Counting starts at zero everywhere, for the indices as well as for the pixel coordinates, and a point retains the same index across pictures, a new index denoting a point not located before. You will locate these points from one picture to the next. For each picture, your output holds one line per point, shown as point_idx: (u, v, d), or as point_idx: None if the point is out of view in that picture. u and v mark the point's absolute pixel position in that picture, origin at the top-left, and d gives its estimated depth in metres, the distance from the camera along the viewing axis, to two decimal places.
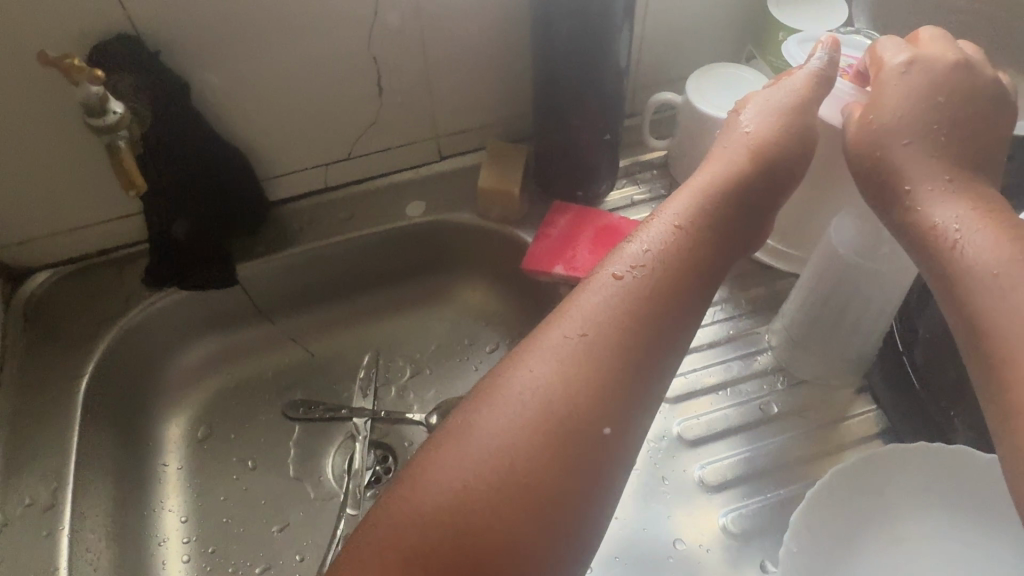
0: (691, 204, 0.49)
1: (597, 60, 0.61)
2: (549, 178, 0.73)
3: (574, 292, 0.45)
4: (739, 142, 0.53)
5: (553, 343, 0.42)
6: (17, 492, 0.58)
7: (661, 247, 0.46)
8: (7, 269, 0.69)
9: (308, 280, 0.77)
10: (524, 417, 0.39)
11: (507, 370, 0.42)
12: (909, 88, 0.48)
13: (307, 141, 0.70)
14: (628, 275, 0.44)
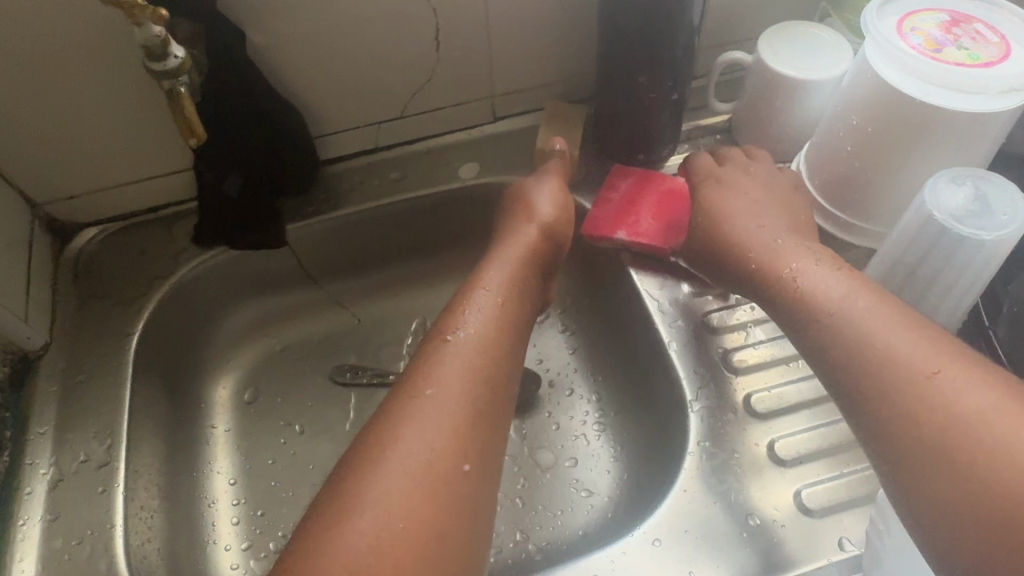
0: (501, 282, 0.58)
1: (671, 13, 0.58)
2: (608, 141, 0.70)
3: (416, 367, 0.50)
4: (521, 234, 0.63)
5: (443, 379, 0.49)
6: (72, 448, 0.57)
7: (473, 329, 0.53)
8: (56, 224, 0.68)
9: (358, 243, 0.75)
10: (441, 434, 0.45)
11: (397, 420, 0.46)
12: (748, 229, 0.58)
13: (362, 98, 0.67)
14: (457, 338, 0.52)
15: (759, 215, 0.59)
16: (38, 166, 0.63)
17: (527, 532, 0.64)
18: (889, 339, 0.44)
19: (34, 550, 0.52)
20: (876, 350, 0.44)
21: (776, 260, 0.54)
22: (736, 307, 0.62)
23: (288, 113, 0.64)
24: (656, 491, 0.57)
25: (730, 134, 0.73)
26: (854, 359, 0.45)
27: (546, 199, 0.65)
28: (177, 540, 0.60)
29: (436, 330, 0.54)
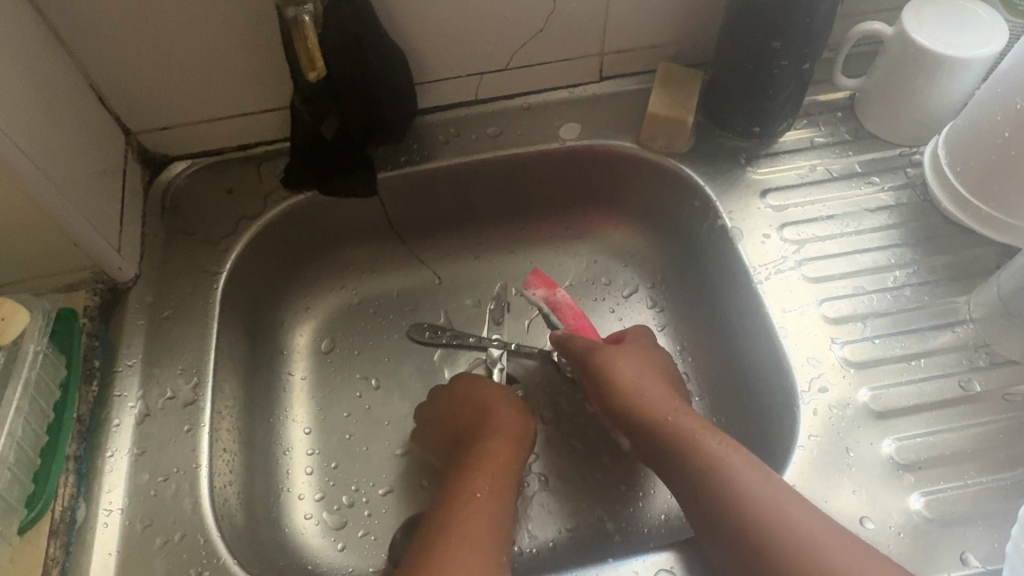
0: (498, 444, 0.56)
1: None
2: (721, 112, 0.66)
3: (454, 508, 0.50)
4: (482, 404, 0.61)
5: (477, 512, 0.49)
6: (159, 384, 0.56)
7: (495, 466, 0.54)
8: (148, 155, 0.67)
9: (446, 198, 0.72)
10: (484, 558, 0.46)
11: (440, 545, 0.46)
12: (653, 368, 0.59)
13: (469, 46, 0.64)
14: (497, 477, 0.53)
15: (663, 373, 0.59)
16: (137, 94, 0.61)
17: (607, 512, 0.62)
18: (784, 503, 0.45)
19: (120, 483, 0.51)
20: (769, 518, 0.44)
21: (667, 420, 0.53)
22: (852, 298, 0.58)
23: (394, 57, 0.61)
24: None
25: (851, 113, 0.68)
26: (735, 522, 0.45)
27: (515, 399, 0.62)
28: (254, 487, 0.59)
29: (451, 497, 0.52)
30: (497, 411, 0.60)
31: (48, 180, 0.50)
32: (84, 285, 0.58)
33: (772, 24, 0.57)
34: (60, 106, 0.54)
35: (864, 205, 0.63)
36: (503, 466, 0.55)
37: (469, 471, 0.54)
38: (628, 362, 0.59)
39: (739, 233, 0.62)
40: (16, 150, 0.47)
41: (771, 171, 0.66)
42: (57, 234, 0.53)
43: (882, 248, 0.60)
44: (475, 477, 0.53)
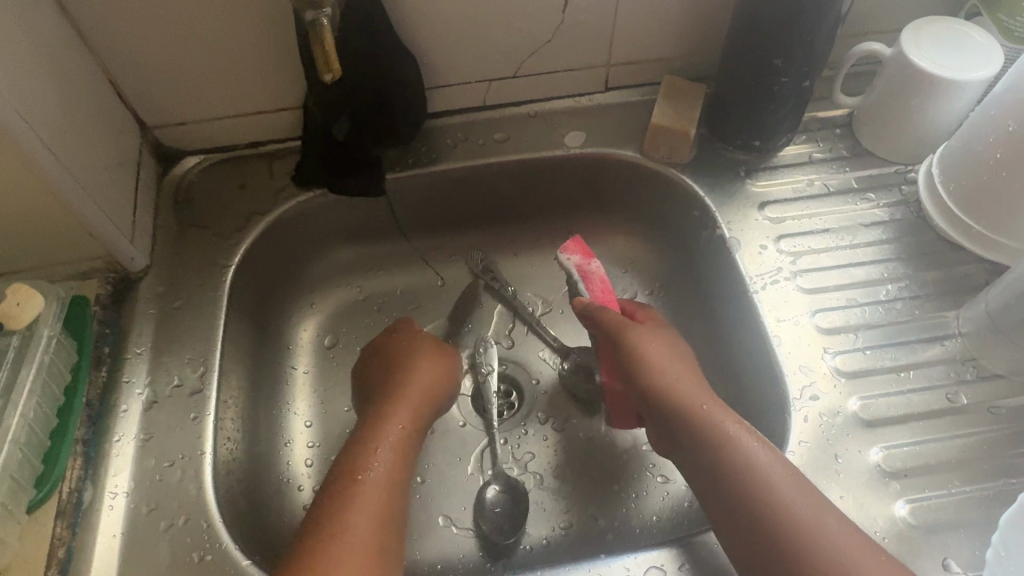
0: (399, 393, 0.58)
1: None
2: (723, 125, 0.68)
3: (359, 460, 0.51)
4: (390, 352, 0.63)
5: (369, 480, 0.50)
6: (167, 372, 0.57)
7: (393, 415, 0.56)
8: (162, 149, 0.68)
9: (452, 201, 0.73)
10: (378, 505, 0.48)
11: (337, 496, 0.48)
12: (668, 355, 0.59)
13: (480, 54, 0.66)
14: (399, 426, 0.55)
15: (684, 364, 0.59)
16: (154, 90, 0.63)
17: (600, 512, 0.64)
18: (815, 515, 0.45)
19: (127, 467, 0.53)
20: (803, 525, 0.44)
21: (702, 414, 0.52)
22: (845, 309, 0.59)
23: (407, 61, 0.63)
24: None
25: (850, 130, 0.70)
26: (761, 514, 0.46)
27: (427, 366, 0.61)
28: (255, 476, 0.60)
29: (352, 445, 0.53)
30: (407, 381, 0.60)
31: (67, 170, 0.52)
32: (97, 273, 0.60)
33: (774, 42, 0.59)
34: (79, 99, 0.55)
35: (860, 220, 0.65)
36: (397, 435, 0.54)
37: (373, 420, 0.55)
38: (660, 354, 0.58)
39: (737, 243, 0.64)
40: (38, 140, 0.49)
41: (770, 184, 0.67)
42: (73, 223, 0.54)
43: (876, 262, 0.62)
44: (366, 446, 0.53)
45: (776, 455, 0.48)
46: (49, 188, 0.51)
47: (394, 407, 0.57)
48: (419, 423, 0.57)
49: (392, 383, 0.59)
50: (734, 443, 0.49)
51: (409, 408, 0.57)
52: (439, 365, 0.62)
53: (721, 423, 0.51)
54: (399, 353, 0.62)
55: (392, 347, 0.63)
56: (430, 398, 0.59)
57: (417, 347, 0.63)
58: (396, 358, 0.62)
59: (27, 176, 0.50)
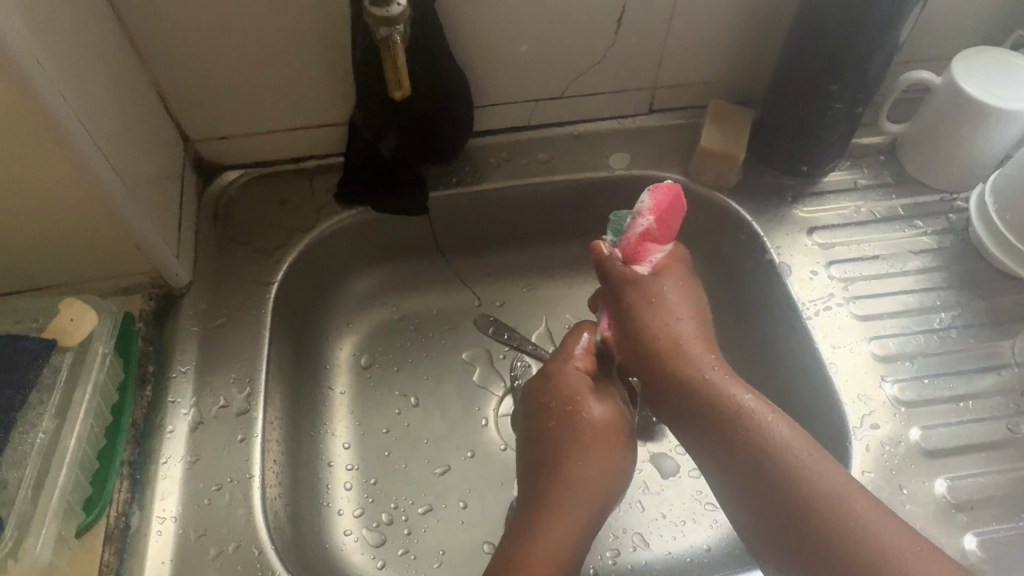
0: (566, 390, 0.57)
1: (880, 29, 0.55)
2: (769, 149, 0.67)
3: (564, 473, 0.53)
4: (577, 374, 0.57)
5: (573, 485, 0.52)
6: (213, 392, 0.56)
7: (566, 415, 0.55)
8: (202, 163, 0.67)
9: (492, 220, 0.72)
10: (575, 514, 0.51)
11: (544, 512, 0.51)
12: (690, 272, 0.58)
13: (529, 74, 0.65)
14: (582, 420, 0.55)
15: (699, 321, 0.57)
16: (200, 104, 0.62)
17: (647, 541, 0.62)
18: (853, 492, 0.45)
19: (174, 491, 0.51)
20: (841, 506, 0.44)
21: (707, 386, 0.52)
22: (899, 337, 0.59)
23: (458, 80, 0.62)
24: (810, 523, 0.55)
25: (894, 157, 0.70)
26: (783, 484, 0.46)
27: (599, 412, 0.56)
28: (298, 500, 0.58)
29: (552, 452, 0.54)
30: (565, 440, 0.54)
31: (121, 183, 0.50)
32: (140, 290, 0.58)
33: (831, 68, 0.58)
34: (131, 111, 0.54)
35: (908, 247, 0.65)
36: (580, 511, 0.51)
37: (559, 426, 0.55)
38: (682, 305, 0.57)
39: (787, 269, 0.63)
40: (97, 152, 0.47)
41: (817, 210, 0.67)
42: (123, 238, 0.53)
43: (927, 290, 0.62)
44: (548, 518, 0.50)
45: (794, 429, 0.49)
46: (102, 202, 0.50)
47: (572, 457, 0.53)
48: (613, 487, 0.54)
49: (574, 437, 0.54)
50: (723, 394, 0.51)
51: (584, 464, 0.53)
52: (609, 418, 0.56)
53: (709, 378, 0.52)
54: (579, 386, 0.57)
55: (568, 378, 0.57)
56: (608, 445, 0.54)
57: (587, 406, 0.56)
58: (568, 417, 0.55)
59: (82, 189, 0.48)
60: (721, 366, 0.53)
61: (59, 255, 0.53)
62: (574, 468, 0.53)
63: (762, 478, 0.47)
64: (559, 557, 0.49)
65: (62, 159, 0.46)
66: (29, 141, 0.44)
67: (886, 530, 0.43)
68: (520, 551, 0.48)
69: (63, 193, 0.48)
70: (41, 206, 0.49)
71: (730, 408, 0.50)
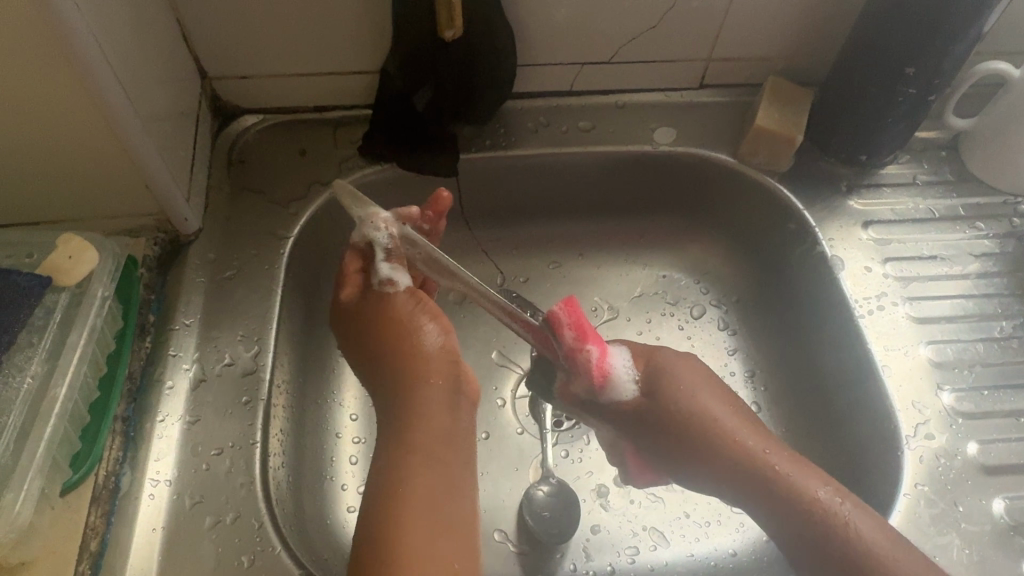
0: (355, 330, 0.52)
1: (968, 14, 0.50)
2: (828, 134, 0.63)
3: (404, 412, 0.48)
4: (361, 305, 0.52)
5: (417, 425, 0.47)
6: (217, 348, 0.51)
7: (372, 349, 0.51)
8: (220, 103, 0.62)
9: (524, 189, 0.67)
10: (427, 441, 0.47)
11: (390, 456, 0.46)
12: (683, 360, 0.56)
13: (578, 34, 0.60)
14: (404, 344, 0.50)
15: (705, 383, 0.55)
16: (222, 38, 0.57)
17: (668, 539, 0.58)
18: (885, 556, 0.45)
19: (169, 451, 0.47)
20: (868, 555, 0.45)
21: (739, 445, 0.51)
22: (957, 344, 0.56)
23: (503, 33, 0.57)
24: None
25: (956, 154, 0.65)
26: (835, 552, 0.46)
27: (426, 329, 0.50)
28: (301, 473, 0.54)
29: (387, 385, 0.50)
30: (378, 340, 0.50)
31: (133, 112, 0.45)
32: (146, 232, 0.53)
33: (908, 50, 0.54)
34: (147, 35, 0.49)
35: (968, 249, 0.61)
36: (433, 427, 0.47)
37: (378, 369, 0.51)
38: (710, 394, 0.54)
39: (839, 263, 0.59)
40: (108, 72, 0.42)
41: (873, 204, 0.63)
42: (130, 173, 0.48)
43: (987, 297, 0.59)
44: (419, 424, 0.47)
45: (870, 519, 0.46)
46: (110, 130, 0.45)
47: (392, 361, 0.50)
48: (450, 391, 0.49)
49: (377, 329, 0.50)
50: (802, 487, 0.49)
51: (416, 398, 0.48)
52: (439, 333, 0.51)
53: (745, 444, 0.51)
54: (354, 282, 0.52)
55: (347, 286, 0.52)
56: (413, 350, 0.49)
57: (387, 301, 0.51)
58: (380, 326, 0.50)
59: (89, 113, 0.43)
60: (744, 421, 0.53)
61: (60, 187, 0.48)
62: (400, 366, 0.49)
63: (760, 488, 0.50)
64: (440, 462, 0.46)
65: (69, 75, 0.41)
66: (34, 52, 0.39)
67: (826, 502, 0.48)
68: (394, 451, 0.46)
69: (68, 117, 0.43)
70: (43, 130, 0.44)
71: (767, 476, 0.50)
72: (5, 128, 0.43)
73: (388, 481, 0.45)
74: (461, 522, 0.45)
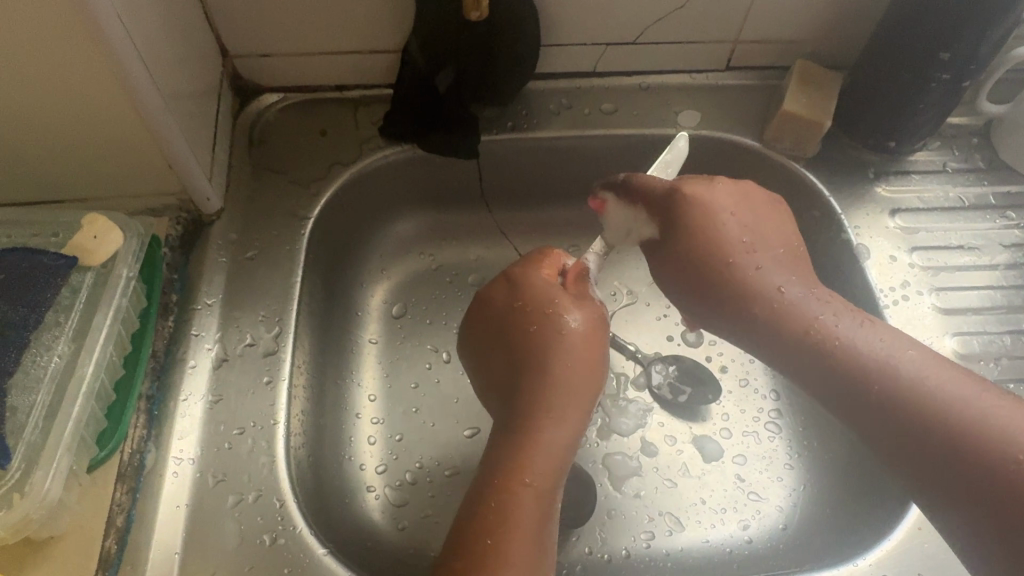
0: (518, 317, 0.51)
1: None
2: (855, 118, 0.61)
3: (542, 400, 0.47)
4: (549, 292, 0.51)
5: (550, 409, 0.47)
6: (239, 328, 0.52)
7: (531, 333, 0.50)
8: (242, 81, 0.62)
9: (544, 171, 0.67)
10: (559, 430, 0.46)
11: (520, 440, 0.46)
12: (706, 207, 0.50)
13: (602, 17, 0.59)
14: (572, 327, 0.49)
15: (727, 210, 0.50)
16: (244, 17, 0.56)
17: (683, 524, 0.59)
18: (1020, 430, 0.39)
19: (193, 429, 0.47)
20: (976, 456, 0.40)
21: (733, 263, 0.49)
22: (985, 337, 0.55)
23: (527, 14, 0.56)
24: (869, 533, 0.52)
25: (988, 140, 0.64)
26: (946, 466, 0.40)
27: (581, 316, 0.50)
28: (321, 452, 0.55)
29: (519, 375, 0.49)
30: (563, 345, 0.49)
31: (155, 87, 0.45)
32: (169, 211, 0.54)
33: (941, 37, 0.52)
34: (170, 12, 0.49)
35: (998, 239, 0.60)
36: (557, 421, 0.47)
37: (521, 357, 0.50)
38: (746, 209, 0.51)
39: (865, 251, 0.59)
40: (130, 46, 0.42)
41: (900, 191, 0.62)
42: (152, 150, 0.48)
43: (1017, 289, 0.58)
44: (548, 424, 0.46)
45: (942, 367, 0.43)
46: (131, 108, 0.44)
47: (557, 359, 0.48)
48: (588, 394, 0.49)
49: (569, 336, 0.49)
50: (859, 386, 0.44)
51: (559, 384, 0.48)
52: (591, 324, 0.50)
53: (783, 287, 0.49)
54: (549, 289, 0.51)
55: (538, 283, 0.52)
56: (595, 361, 0.49)
57: (564, 309, 0.50)
58: (546, 311, 0.50)
59: (110, 88, 0.43)
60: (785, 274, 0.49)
61: (83, 166, 0.48)
62: (591, 385, 0.49)
63: (823, 376, 0.46)
64: (557, 461, 0.46)
65: (91, 50, 0.40)
66: (55, 27, 0.39)
67: (957, 384, 0.42)
68: (519, 446, 0.46)
69: (87, 91, 0.43)
70: (66, 109, 0.44)
71: (773, 296, 0.49)
72: (30, 106, 0.43)
73: (502, 480, 0.44)
74: (553, 531, 0.44)
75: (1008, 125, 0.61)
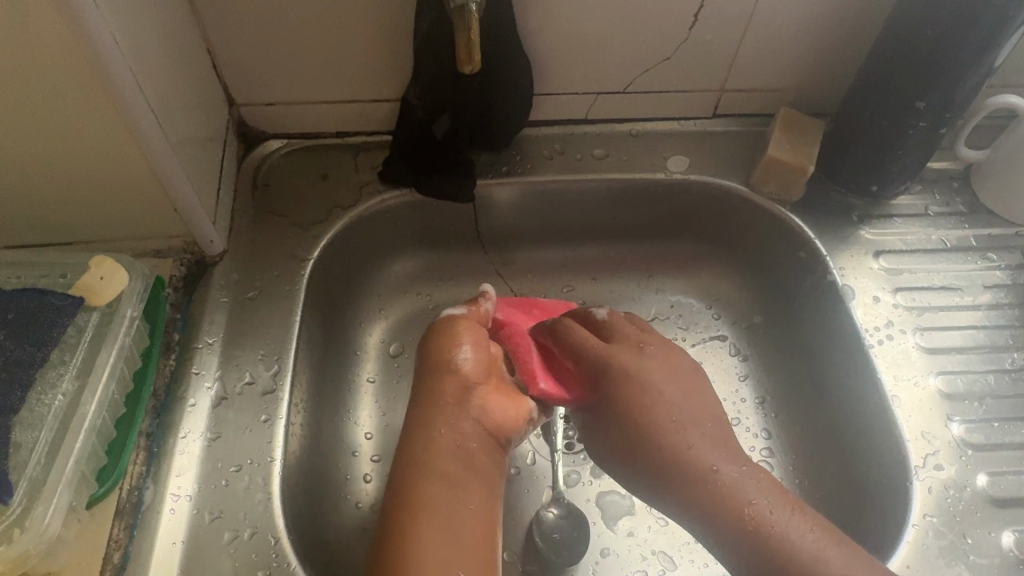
0: (424, 358, 0.52)
1: (973, 55, 0.51)
2: (837, 163, 0.64)
3: (425, 424, 0.47)
4: (446, 326, 0.53)
5: (434, 436, 0.47)
6: (239, 367, 0.53)
7: (429, 364, 0.51)
8: (247, 128, 0.64)
9: (538, 213, 0.68)
10: (454, 455, 0.46)
11: (407, 467, 0.45)
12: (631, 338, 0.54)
13: (592, 69, 0.62)
14: (463, 356, 0.50)
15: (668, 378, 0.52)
16: (250, 69, 0.59)
17: (676, 562, 0.59)
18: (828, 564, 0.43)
19: (190, 465, 0.48)
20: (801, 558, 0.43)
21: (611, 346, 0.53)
22: (968, 375, 0.57)
23: (521, 68, 0.59)
24: None
25: (968, 185, 0.66)
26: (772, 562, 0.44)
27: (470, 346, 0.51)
28: (317, 489, 0.56)
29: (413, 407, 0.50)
30: (446, 357, 0.51)
31: (164, 137, 0.47)
32: (173, 253, 0.55)
33: (914, 87, 0.54)
34: (179, 65, 0.51)
35: (979, 281, 0.62)
36: (440, 441, 0.46)
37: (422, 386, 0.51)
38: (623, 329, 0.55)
39: (850, 292, 0.60)
40: (142, 100, 0.44)
41: (884, 234, 0.64)
42: (158, 196, 0.50)
43: (998, 328, 0.59)
44: (422, 437, 0.47)
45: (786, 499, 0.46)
46: (141, 156, 0.47)
47: (444, 388, 0.49)
48: (474, 415, 0.48)
49: (454, 368, 0.50)
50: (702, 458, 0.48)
51: (439, 412, 0.48)
52: (479, 355, 0.51)
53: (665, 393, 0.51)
54: (452, 323, 0.53)
55: (441, 327, 0.54)
56: (473, 387, 0.49)
57: (456, 340, 0.51)
58: (441, 343, 0.52)
59: (122, 138, 0.45)
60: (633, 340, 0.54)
61: (92, 210, 0.50)
62: (471, 416, 0.48)
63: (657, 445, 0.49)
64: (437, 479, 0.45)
65: (106, 102, 0.43)
66: (73, 81, 0.41)
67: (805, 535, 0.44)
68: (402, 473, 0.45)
69: (102, 141, 0.45)
70: (80, 156, 0.46)
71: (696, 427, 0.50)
72: (47, 155, 0.45)
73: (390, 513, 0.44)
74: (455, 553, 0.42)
75: (987, 169, 0.63)
